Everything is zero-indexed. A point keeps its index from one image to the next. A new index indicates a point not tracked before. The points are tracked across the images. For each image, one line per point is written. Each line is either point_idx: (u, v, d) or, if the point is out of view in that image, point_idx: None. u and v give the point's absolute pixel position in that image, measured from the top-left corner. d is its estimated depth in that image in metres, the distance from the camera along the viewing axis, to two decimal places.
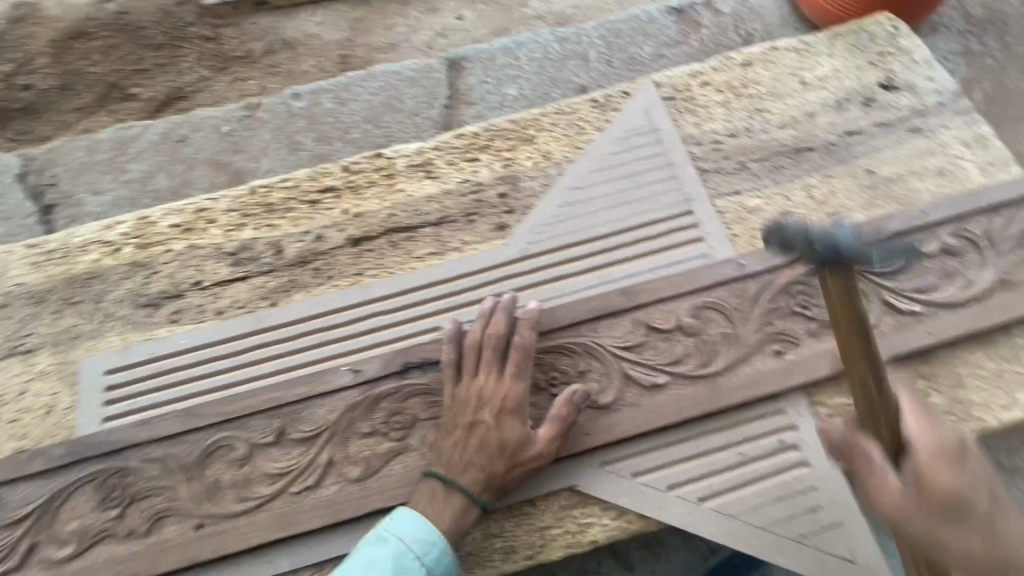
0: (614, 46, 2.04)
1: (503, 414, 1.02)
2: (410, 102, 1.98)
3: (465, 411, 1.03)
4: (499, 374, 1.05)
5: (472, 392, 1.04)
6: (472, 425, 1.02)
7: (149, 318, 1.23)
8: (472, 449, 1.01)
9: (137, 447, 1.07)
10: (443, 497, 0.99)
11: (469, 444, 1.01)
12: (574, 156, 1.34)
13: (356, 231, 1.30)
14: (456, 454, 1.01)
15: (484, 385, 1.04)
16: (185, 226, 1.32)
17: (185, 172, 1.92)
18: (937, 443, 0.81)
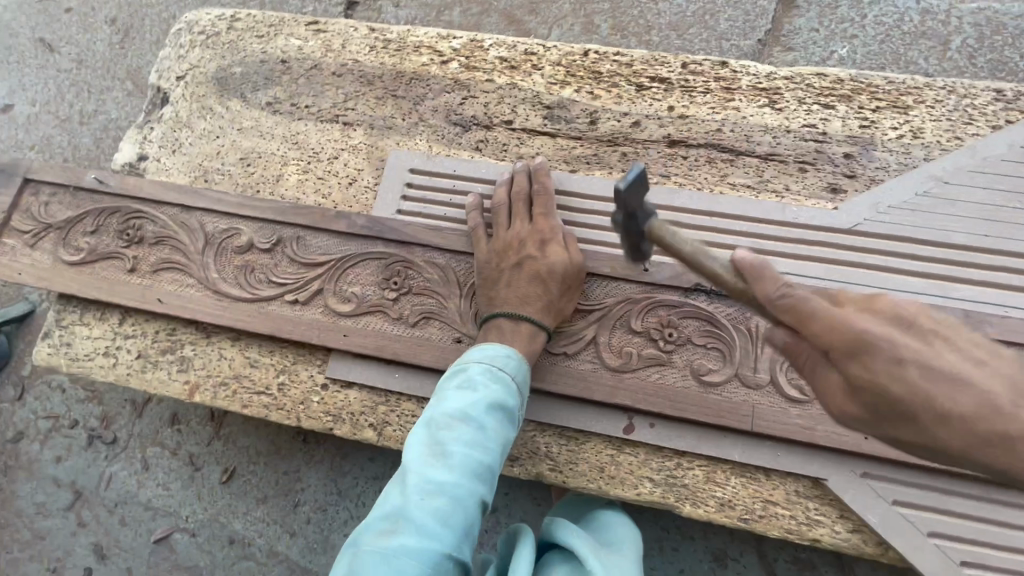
0: (987, 40, 1.69)
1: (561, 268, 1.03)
2: (724, 23, 1.80)
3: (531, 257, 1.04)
4: (534, 224, 1.08)
5: (521, 239, 1.06)
6: (546, 253, 1.03)
7: (456, 137, 1.26)
8: (547, 275, 1.01)
9: (424, 247, 1.13)
10: (510, 313, 0.99)
11: (547, 270, 1.01)
12: (951, 145, 1.14)
13: (676, 133, 1.21)
14: (539, 278, 1.01)
15: (528, 232, 1.07)
16: (512, 62, 1.30)
17: (479, 14, 1.91)
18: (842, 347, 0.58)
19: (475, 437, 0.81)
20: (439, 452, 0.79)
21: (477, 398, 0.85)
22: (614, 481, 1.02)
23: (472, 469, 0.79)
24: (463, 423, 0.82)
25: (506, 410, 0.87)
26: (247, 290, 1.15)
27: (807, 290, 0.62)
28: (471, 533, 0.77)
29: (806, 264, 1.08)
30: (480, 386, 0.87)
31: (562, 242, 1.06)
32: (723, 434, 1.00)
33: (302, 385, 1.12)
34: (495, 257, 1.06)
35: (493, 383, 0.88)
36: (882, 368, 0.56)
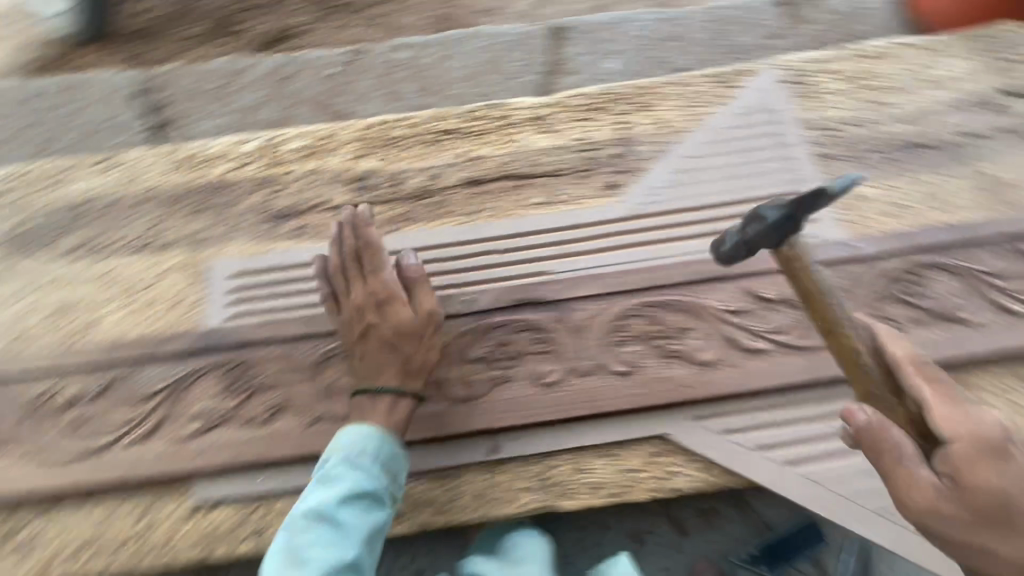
0: (717, 30, 2.05)
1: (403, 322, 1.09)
2: (510, 64, 2.02)
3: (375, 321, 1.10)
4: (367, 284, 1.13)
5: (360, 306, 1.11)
6: (386, 315, 1.09)
7: (274, 231, 1.31)
8: (398, 335, 1.08)
9: (260, 343, 1.15)
10: (369, 389, 1.05)
11: (398, 331, 1.08)
12: (691, 125, 1.36)
13: (472, 174, 1.35)
14: (395, 340, 1.08)
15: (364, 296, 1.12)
16: (312, 150, 1.39)
17: (290, 108, 2.00)
18: (974, 442, 0.80)
19: (335, 532, 0.97)
20: (297, 558, 0.95)
21: (340, 490, 0.98)
22: (496, 502, 1.07)
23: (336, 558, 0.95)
24: (316, 524, 0.97)
25: (365, 498, 0.99)
26: (87, 443, 1.11)
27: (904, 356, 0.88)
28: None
29: (607, 254, 1.20)
30: (336, 483, 0.99)
31: (402, 296, 1.12)
32: (575, 425, 1.08)
33: (169, 521, 1.08)
34: (350, 334, 1.12)
35: (353, 470, 0.99)
36: (980, 473, 0.78)
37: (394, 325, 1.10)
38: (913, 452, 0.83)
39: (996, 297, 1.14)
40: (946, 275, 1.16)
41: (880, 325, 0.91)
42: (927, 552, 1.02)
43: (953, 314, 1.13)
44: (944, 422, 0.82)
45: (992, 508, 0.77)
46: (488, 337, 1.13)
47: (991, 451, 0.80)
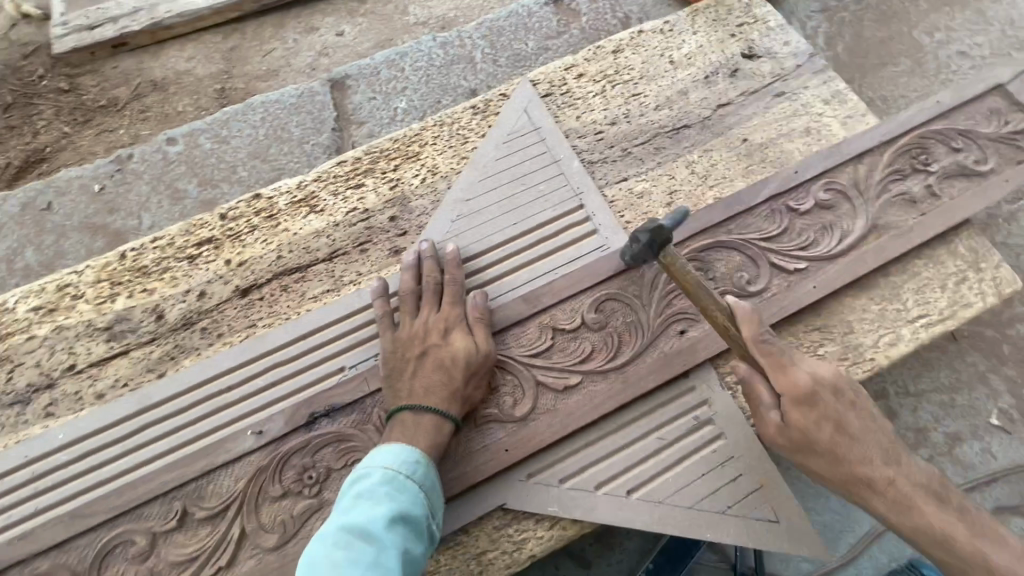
0: (498, 44, 2.03)
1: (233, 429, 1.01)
2: (296, 129, 1.89)
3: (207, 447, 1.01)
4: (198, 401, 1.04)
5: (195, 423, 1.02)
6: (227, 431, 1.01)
7: (19, 417, 1.11)
8: (200, 470, 1.01)
9: (21, 563, 0.98)
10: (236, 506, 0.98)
11: (199, 464, 1.01)
12: (461, 166, 1.31)
13: (242, 281, 1.22)
14: (197, 476, 1.01)
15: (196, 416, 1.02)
16: (48, 306, 1.20)
17: (56, 241, 1.74)
18: (799, 398, 0.94)
19: (372, 549, 0.79)
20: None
21: (381, 513, 0.84)
22: None
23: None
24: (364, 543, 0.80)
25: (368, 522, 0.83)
26: None
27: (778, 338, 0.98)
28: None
29: None
30: (384, 498, 0.86)
31: (204, 424, 1.06)
32: None
33: None
34: (140, 487, 1.01)
35: (398, 494, 0.88)
36: (820, 426, 0.93)
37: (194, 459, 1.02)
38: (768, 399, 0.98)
39: (775, 259, 1.17)
40: (727, 251, 1.18)
41: (739, 304, 0.97)
42: (779, 536, 1.01)
43: (744, 287, 1.15)
44: (786, 384, 0.95)
45: (817, 449, 0.94)
46: (288, 467, 1.01)
47: (807, 404, 0.94)
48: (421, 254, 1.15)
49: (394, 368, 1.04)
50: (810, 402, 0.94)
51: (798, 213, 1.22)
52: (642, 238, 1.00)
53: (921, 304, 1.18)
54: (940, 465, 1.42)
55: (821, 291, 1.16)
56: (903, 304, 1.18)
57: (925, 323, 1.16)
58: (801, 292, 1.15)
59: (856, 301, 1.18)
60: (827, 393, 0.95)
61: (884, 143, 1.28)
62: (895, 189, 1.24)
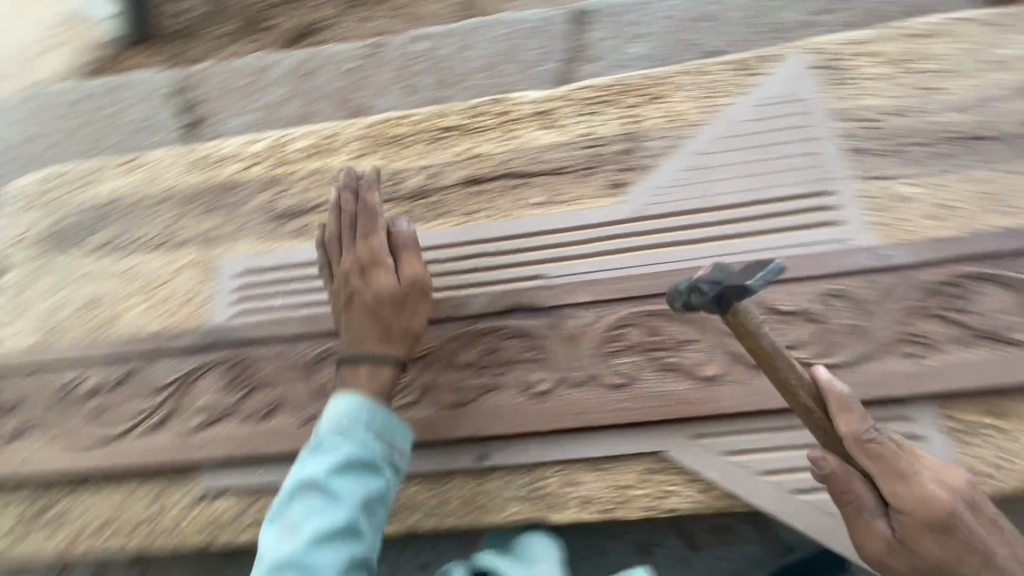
0: (755, 9, 1.89)
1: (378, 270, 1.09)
2: (530, 53, 1.96)
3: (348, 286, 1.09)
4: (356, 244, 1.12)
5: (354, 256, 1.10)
6: (372, 280, 1.08)
7: (278, 229, 1.32)
8: (350, 316, 1.08)
9: (261, 342, 1.18)
10: (349, 360, 1.04)
11: (352, 310, 1.08)
12: (706, 119, 1.26)
13: (472, 172, 1.31)
14: (350, 319, 1.08)
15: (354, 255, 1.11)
16: (316, 148, 1.40)
17: (313, 103, 2.03)
18: (928, 518, 0.84)
19: (343, 480, 0.96)
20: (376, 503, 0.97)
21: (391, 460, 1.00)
22: (485, 510, 1.07)
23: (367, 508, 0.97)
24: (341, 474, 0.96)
25: (360, 468, 0.97)
26: (106, 429, 1.18)
27: (888, 439, 0.87)
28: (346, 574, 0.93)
29: (605, 259, 1.15)
30: (366, 438, 0.99)
31: (369, 274, 1.09)
32: (566, 437, 1.05)
33: (177, 508, 1.14)
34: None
35: (352, 433, 0.99)
36: (936, 541, 0.85)
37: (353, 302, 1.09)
38: (874, 506, 0.88)
39: None
40: (989, 287, 1.05)
41: (838, 390, 0.85)
42: None
43: (998, 332, 1.03)
44: (910, 499, 0.85)
45: (938, 568, 0.85)
46: (477, 344, 1.11)
47: (940, 527, 0.85)
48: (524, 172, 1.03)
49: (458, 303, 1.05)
50: (944, 523, 0.84)
51: None
52: (706, 291, 0.76)
53: None
54: None
55: None
56: None
57: None
58: None
59: None
60: (952, 511, 0.85)
61: None
62: None
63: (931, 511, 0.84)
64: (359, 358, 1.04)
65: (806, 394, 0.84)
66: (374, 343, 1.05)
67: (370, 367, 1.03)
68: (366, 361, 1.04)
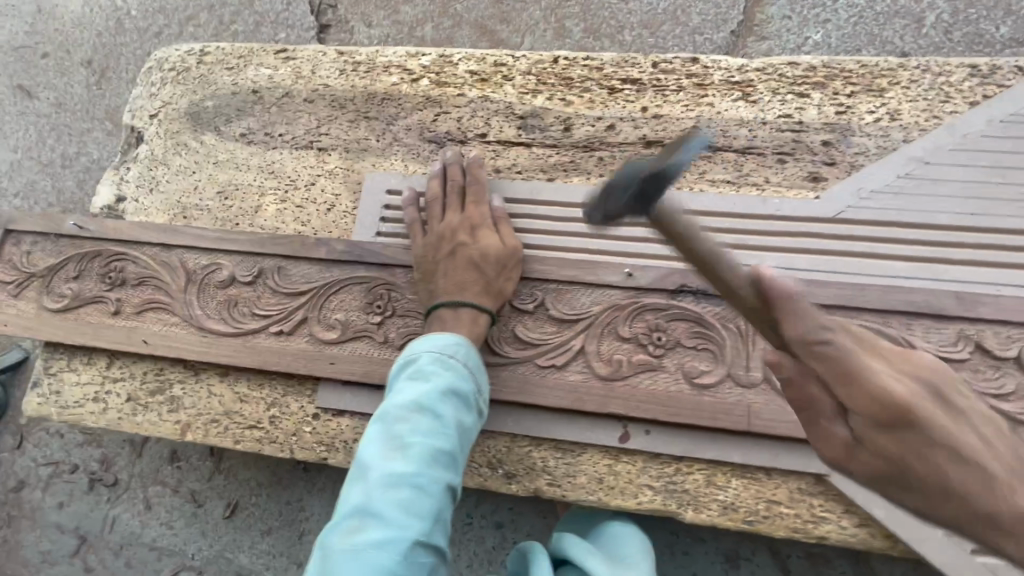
0: (962, 14, 1.67)
1: (475, 229, 1.08)
2: (695, 17, 1.79)
3: (450, 241, 1.07)
4: (460, 210, 1.12)
5: (450, 226, 1.09)
6: (478, 239, 1.06)
7: (431, 155, 1.25)
8: (441, 264, 1.06)
9: (405, 269, 1.12)
10: (451, 302, 1.01)
11: (445, 262, 1.06)
12: (929, 125, 1.13)
13: (651, 133, 1.20)
14: (441, 268, 1.06)
15: (451, 221, 1.10)
16: (481, 75, 1.29)
17: (451, 28, 1.91)
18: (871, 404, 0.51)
19: (434, 420, 0.84)
20: (451, 455, 0.84)
21: (461, 397, 0.88)
22: (614, 491, 0.99)
23: (448, 459, 0.84)
24: (418, 411, 0.84)
25: (461, 396, 0.89)
26: (231, 323, 1.14)
27: (842, 333, 0.54)
28: (439, 521, 0.79)
29: (792, 256, 1.06)
30: (433, 374, 0.88)
31: (458, 232, 1.08)
32: (720, 437, 0.97)
33: (292, 417, 1.11)
34: (518, 268, 1.07)
35: (445, 370, 0.90)
36: (916, 451, 0.51)
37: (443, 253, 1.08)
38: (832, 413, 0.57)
39: None
40: None
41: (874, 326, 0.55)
42: None
43: None
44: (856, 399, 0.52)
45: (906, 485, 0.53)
46: (639, 320, 1.02)
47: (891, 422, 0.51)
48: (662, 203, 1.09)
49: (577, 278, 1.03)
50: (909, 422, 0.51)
51: None
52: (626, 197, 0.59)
53: None
54: None
55: None
56: None
57: None
58: None
59: None
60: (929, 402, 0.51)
61: None
62: None
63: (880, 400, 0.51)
64: (441, 303, 1.02)
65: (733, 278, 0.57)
66: (460, 292, 1.02)
67: (451, 310, 1.00)
68: (449, 305, 1.01)
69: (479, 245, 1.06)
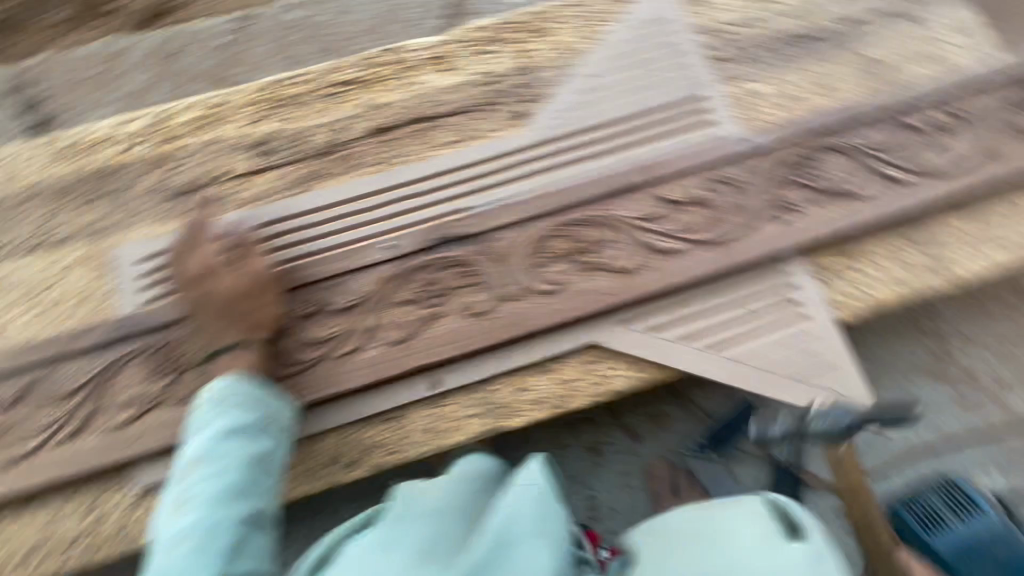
0: None
1: (216, 268, 1.10)
2: (411, 11, 1.95)
3: (199, 291, 1.09)
4: (202, 254, 1.14)
5: (195, 275, 1.11)
6: (220, 277, 1.09)
7: (177, 209, 1.25)
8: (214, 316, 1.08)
9: (181, 323, 1.12)
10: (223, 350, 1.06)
11: (217, 313, 1.08)
12: (590, 44, 1.35)
13: (377, 122, 1.31)
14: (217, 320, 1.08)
15: (194, 270, 1.11)
16: (203, 119, 1.31)
17: (184, 85, 1.88)
18: None
19: (214, 464, 0.90)
20: (242, 490, 0.89)
21: (243, 434, 0.93)
22: (444, 432, 1.11)
23: (238, 494, 0.89)
24: (199, 463, 0.90)
25: (245, 432, 0.94)
26: (17, 449, 1.07)
27: None
28: (241, 549, 0.86)
29: (519, 183, 1.22)
30: (210, 424, 0.94)
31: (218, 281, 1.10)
32: (509, 348, 1.13)
33: (118, 513, 1.06)
34: (285, 279, 1.13)
35: (223, 414, 0.94)
36: None
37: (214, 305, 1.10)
38: None
39: (883, 168, 1.21)
40: (837, 153, 1.22)
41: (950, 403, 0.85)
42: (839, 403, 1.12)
43: (849, 189, 1.20)
44: None
45: None
46: (410, 281, 1.14)
47: None
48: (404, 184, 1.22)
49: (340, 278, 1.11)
50: None
51: (913, 130, 1.24)
52: None
53: (1014, 233, 1.22)
54: (975, 405, 1.56)
55: (920, 203, 1.20)
56: (997, 230, 1.22)
57: (1015, 250, 1.21)
58: (902, 202, 1.19)
59: (951, 221, 1.22)
60: None
61: (1011, 77, 1.27)
62: (1015, 121, 1.25)
63: None
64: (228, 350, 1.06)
65: None
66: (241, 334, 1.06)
67: (238, 354, 1.04)
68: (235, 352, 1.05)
69: (224, 283, 1.08)
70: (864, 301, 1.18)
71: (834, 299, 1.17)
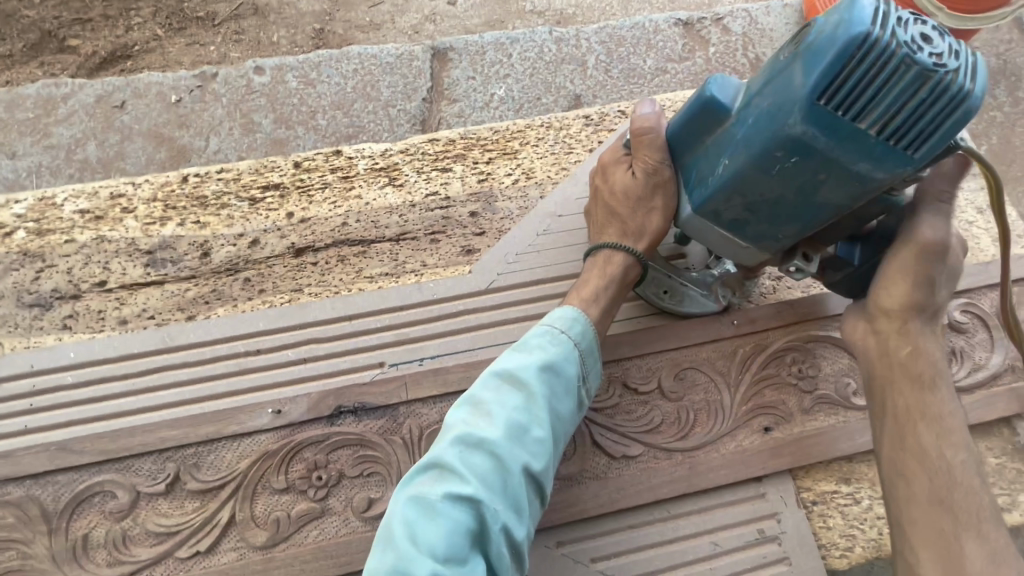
0: (615, 54, 1.85)
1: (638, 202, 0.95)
2: (386, 91, 1.80)
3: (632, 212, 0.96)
4: (645, 200, 0.94)
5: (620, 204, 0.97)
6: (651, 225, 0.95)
7: (34, 321, 1.02)
8: (890, 313, 0.81)
9: None
10: (612, 246, 0.97)
11: (927, 412, 0.75)
12: (560, 177, 1.20)
13: (299, 240, 1.11)
14: (930, 447, 0.73)
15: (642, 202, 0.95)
16: (95, 213, 1.12)
17: (120, 142, 1.70)
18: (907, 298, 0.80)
19: (507, 423, 0.70)
20: (516, 432, 0.70)
21: (501, 408, 0.71)
22: None
23: (520, 427, 0.70)
24: (498, 419, 0.70)
25: (520, 414, 0.71)
26: None
27: (939, 264, 0.80)
28: (526, 428, 0.70)
29: (452, 338, 1.01)
30: (514, 411, 0.71)
31: (672, 185, 0.92)
32: None
33: None
34: (137, 437, 0.91)
35: (507, 404, 0.71)
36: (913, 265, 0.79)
37: (911, 273, 0.80)
38: (937, 251, 0.79)
39: None
40: (835, 347, 1.02)
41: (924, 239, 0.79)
42: None
43: (848, 398, 0.98)
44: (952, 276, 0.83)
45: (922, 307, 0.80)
46: (289, 460, 0.91)
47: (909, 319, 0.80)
48: (332, 354, 0.98)
49: (618, 223, 0.98)
50: (917, 303, 0.80)
51: None
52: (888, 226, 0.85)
53: None
54: None
55: None
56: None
57: None
58: None
59: None
60: (935, 255, 0.79)
61: None
62: None
63: (913, 254, 0.79)
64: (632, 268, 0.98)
65: (906, 280, 0.80)
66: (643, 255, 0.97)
67: (606, 256, 0.97)
68: (607, 251, 0.97)
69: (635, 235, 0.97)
70: (862, 544, 0.93)
71: (823, 536, 0.93)
